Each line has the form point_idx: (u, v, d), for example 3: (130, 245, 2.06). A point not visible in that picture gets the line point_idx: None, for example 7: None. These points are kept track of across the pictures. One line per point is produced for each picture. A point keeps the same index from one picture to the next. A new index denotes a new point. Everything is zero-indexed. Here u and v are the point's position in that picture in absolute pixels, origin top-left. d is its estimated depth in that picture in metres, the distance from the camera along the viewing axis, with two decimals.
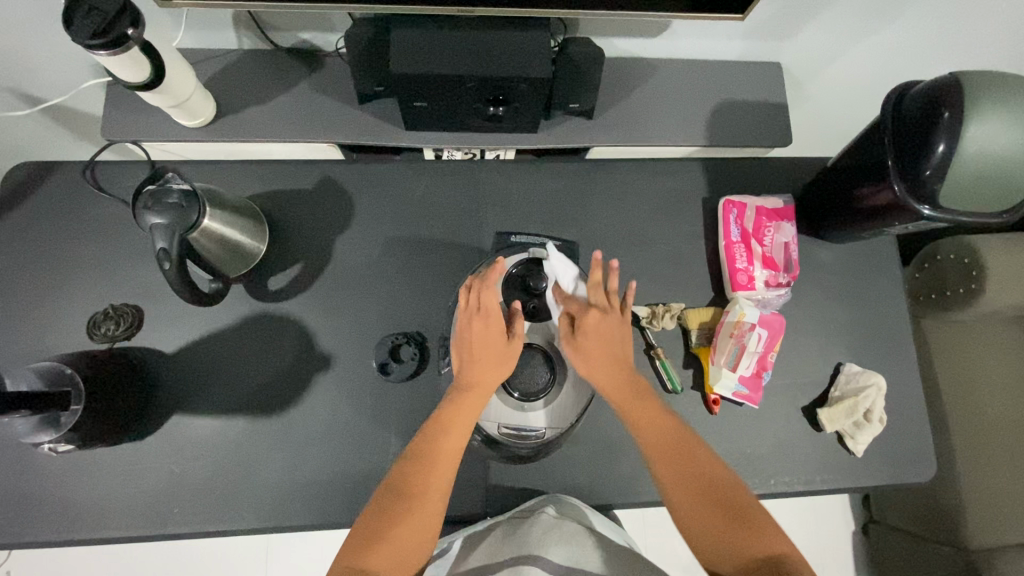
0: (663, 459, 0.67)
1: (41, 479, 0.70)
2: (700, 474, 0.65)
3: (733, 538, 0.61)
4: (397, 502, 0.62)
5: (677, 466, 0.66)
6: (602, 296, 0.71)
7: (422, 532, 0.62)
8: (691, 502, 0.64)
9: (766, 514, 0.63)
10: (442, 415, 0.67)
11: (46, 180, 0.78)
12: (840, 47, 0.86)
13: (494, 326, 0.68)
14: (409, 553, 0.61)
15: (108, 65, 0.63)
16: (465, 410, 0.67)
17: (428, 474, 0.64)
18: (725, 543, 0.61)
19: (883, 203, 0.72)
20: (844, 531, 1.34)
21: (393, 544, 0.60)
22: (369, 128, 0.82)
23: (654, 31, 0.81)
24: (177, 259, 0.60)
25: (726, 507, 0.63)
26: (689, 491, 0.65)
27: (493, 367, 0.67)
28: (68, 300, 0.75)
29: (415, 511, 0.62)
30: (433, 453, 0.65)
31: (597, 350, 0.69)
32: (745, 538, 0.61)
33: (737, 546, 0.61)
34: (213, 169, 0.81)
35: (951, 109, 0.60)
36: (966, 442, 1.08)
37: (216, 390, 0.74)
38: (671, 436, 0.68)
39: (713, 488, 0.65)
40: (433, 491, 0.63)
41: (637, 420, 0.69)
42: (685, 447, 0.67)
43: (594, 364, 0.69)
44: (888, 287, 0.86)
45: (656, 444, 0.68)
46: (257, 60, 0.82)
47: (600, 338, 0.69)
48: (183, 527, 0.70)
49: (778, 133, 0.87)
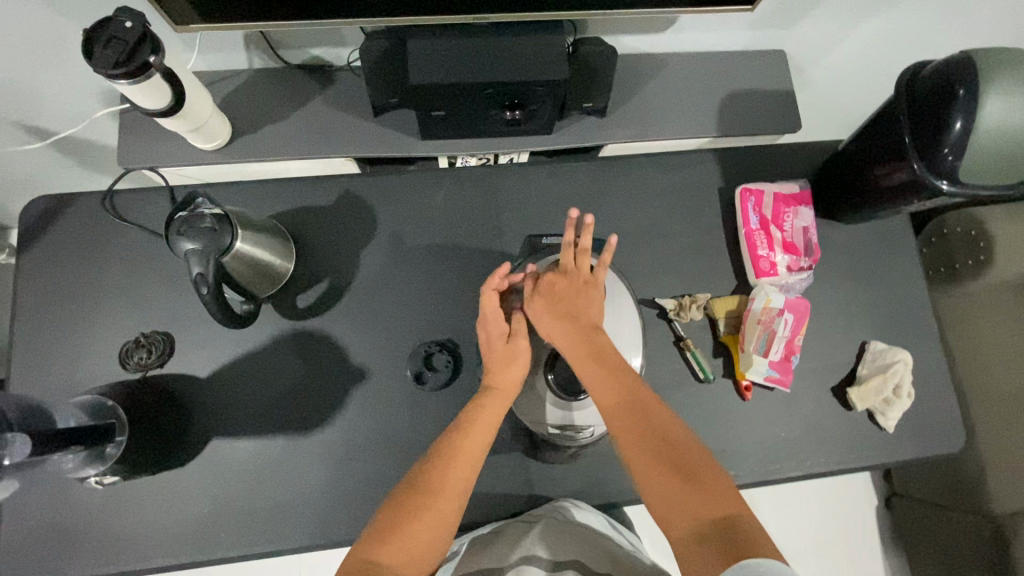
0: (617, 413, 0.63)
1: (83, 513, 0.70)
2: (654, 435, 0.62)
3: (691, 500, 0.58)
4: (413, 498, 0.61)
5: (628, 421, 0.63)
6: (569, 257, 0.71)
7: (436, 529, 0.60)
8: (649, 465, 0.61)
9: (723, 475, 0.60)
10: (463, 416, 0.68)
11: (66, 213, 0.77)
12: (843, 31, 0.87)
13: (496, 330, 0.71)
14: (421, 551, 0.59)
15: (129, 93, 0.63)
16: (490, 409, 0.67)
17: (448, 472, 0.63)
18: (683, 507, 0.58)
19: (900, 182, 0.73)
20: (868, 507, 1.35)
21: (404, 540, 0.58)
22: (386, 140, 0.82)
23: (663, 27, 0.82)
24: (215, 282, 0.60)
25: (682, 467, 0.60)
26: (648, 455, 0.61)
27: (503, 368, 0.69)
28: (97, 332, 0.75)
29: (433, 508, 0.61)
30: (454, 451, 0.65)
31: (560, 310, 0.69)
32: (705, 500, 0.57)
33: (693, 507, 0.57)
34: (233, 191, 0.80)
35: (966, 86, 0.61)
36: (985, 411, 1.10)
37: (253, 412, 0.74)
38: (622, 387, 0.64)
39: (669, 448, 0.61)
40: (452, 489, 0.63)
41: (589, 375, 0.64)
42: (643, 406, 0.64)
43: (552, 323, 0.69)
44: (905, 265, 0.88)
45: (611, 397, 0.63)
46: (269, 79, 0.82)
47: (563, 298, 0.70)
48: (230, 550, 0.70)
49: (788, 119, 0.88)
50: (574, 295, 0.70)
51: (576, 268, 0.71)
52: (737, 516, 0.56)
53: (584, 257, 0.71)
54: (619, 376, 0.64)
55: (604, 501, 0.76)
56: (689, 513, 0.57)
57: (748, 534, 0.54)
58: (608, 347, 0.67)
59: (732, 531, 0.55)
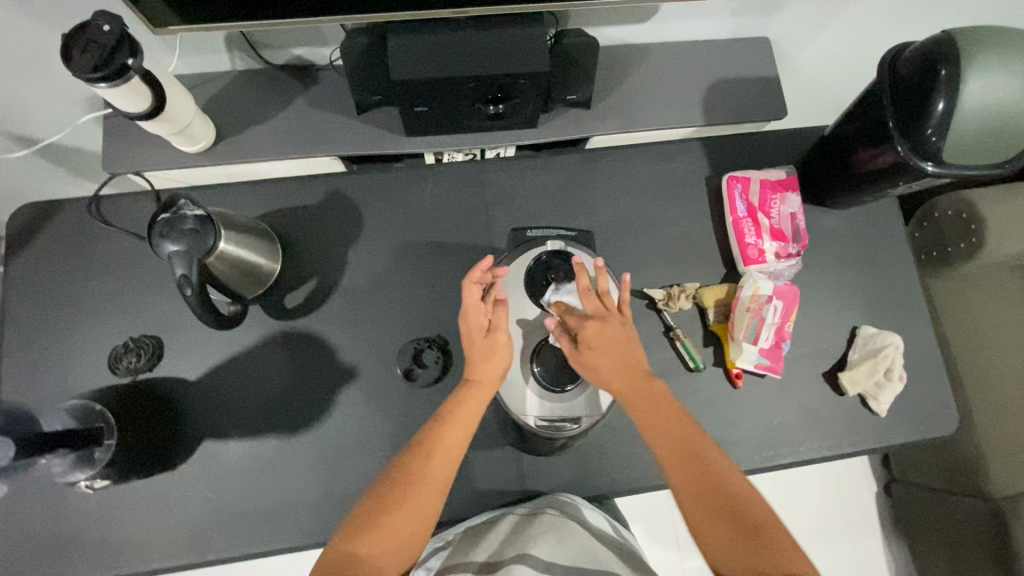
0: (678, 467, 0.65)
1: (77, 518, 0.70)
2: (716, 489, 0.63)
3: (749, 556, 0.59)
4: (394, 488, 0.62)
5: (688, 476, 0.64)
6: (596, 303, 0.70)
7: (414, 519, 0.62)
8: (708, 518, 0.62)
9: (785, 531, 0.60)
10: (444, 408, 0.68)
11: (52, 220, 0.77)
12: (826, 16, 0.87)
13: (474, 326, 0.69)
14: (401, 542, 0.61)
15: (109, 97, 0.63)
16: (471, 400, 0.67)
17: (428, 463, 0.64)
18: (741, 563, 0.59)
19: (884, 165, 0.73)
20: (868, 494, 1.35)
21: (383, 530, 0.60)
22: (370, 137, 0.82)
23: (644, 16, 0.82)
24: (198, 284, 0.60)
25: (743, 523, 0.61)
26: (703, 506, 0.62)
27: (488, 362, 0.68)
28: (86, 338, 0.75)
29: (412, 498, 0.62)
30: (434, 443, 0.65)
31: (605, 362, 0.67)
32: (758, 555, 0.58)
33: (755, 564, 0.58)
34: (219, 193, 0.80)
35: (947, 67, 0.61)
36: (981, 394, 1.10)
37: (245, 413, 0.74)
38: (682, 442, 0.66)
39: (732, 503, 0.62)
40: (431, 481, 0.63)
41: (652, 431, 0.67)
42: (698, 454, 0.65)
43: (604, 371, 0.67)
44: (895, 248, 0.88)
45: (671, 448, 0.66)
46: (252, 81, 0.81)
47: (605, 348, 0.68)
48: (225, 552, 0.70)
49: (773, 106, 0.88)
50: (613, 342, 0.68)
51: (609, 313, 0.70)
52: (795, 570, 0.57)
53: (611, 299, 0.70)
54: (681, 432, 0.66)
55: (599, 492, 0.75)
56: (752, 571, 0.58)
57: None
58: (662, 398, 0.68)
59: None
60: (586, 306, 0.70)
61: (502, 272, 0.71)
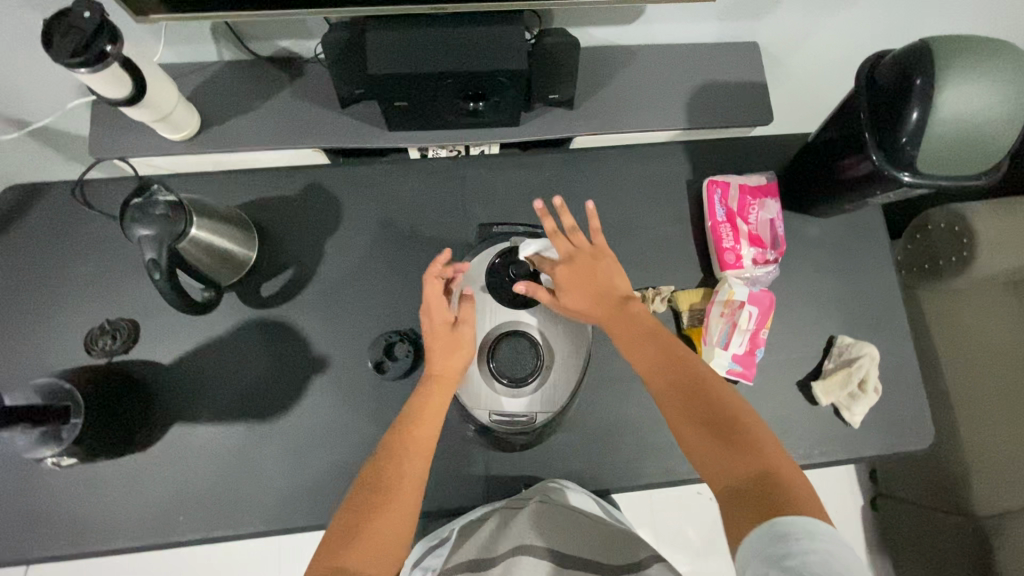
0: (656, 377, 0.66)
1: (48, 494, 0.71)
2: (693, 391, 0.63)
3: (729, 457, 0.58)
4: (373, 496, 0.61)
5: (668, 384, 0.64)
6: (566, 243, 0.73)
7: (401, 521, 0.60)
8: (688, 422, 0.61)
9: (765, 432, 0.59)
10: (413, 407, 0.68)
11: (37, 202, 0.79)
12: (815, 22, 0.86)
13: (439, 320, 0.70)
14: (389, 546, 0.59)
15: (89, 82, 0.64)
16: (436, 399, 0.68)
17: (402, 467, 0.63)
18: (721, 463, 0.58)
19: (862, 174, 0.73)
20: (853, 507, 1.34)
21: (370, 539, 0.58)
22: (352, 130, 0.83)
23: (629, 18, 0.82)
24: (168, 268, 0.61)
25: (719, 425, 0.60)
26: (685, 413, 0.62)
27: (451, 355, 0.69)
28: (65, 318, 0.76)
29: (392, 502, 0.61)
30: (405, 446, 0.65)
31: (581, 292, 0.70)
32: (739, 455, 0.57)
33: (732, 460, 0.57)
34: (201, 181, 0.82)
35: (922, 76, 0.61)
36: (968, 410, 1.08)
37: (216, 398, 0.75)
38: (658, 351, 0.67)
39: (708, 404, 0.62)
40: (410, 482, 0.63)
41: (627, 345, 0.68)
42: (677, 363, 0.65)
43: (579, 299, 0.70)
44: (877, 258, 0.87)
45: (647, 360, 0.67)
46: (238, 71, 0.83)
47: (580, 280, 0.71)
48: (189, 534, 0.71)
49: (758, 112, 0.88)
50: (584, 274, 0.72)
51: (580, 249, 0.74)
52: (780, 471, 0.55)
53: (578, 234, 0.74)
54: (657, 346, 0.67)
55: None
56: (730, 468, 0.57)
57: (784, 493, 0.53)
58: (640, 320, 0.70)
59: (765, 482, 0.54)
60: (558, 249, 0.73)
61: (461, 267, 0.73)
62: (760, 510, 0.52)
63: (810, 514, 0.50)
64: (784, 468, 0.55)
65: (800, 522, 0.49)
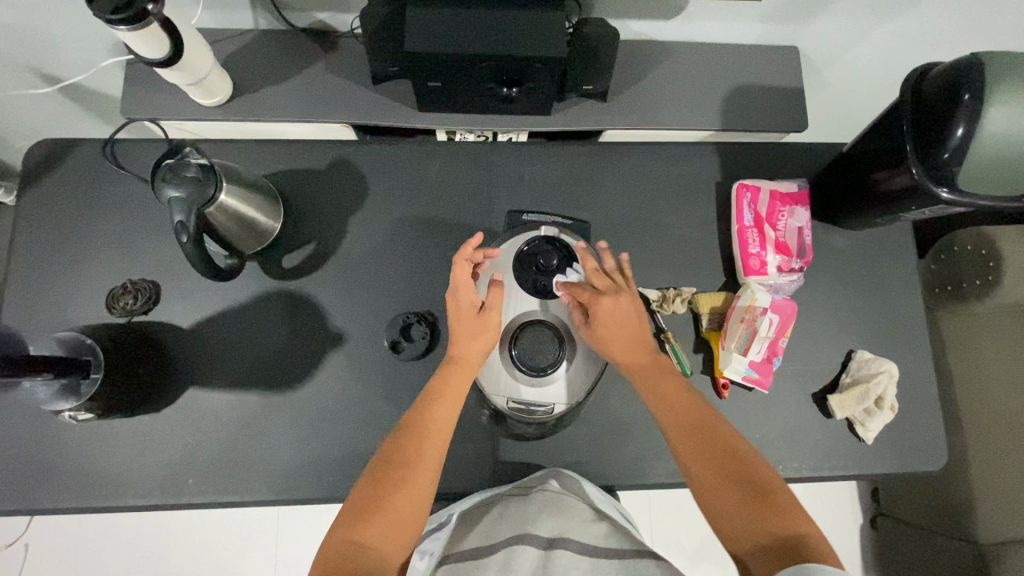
0: (679, 432, 0.66)
1: (62, 446, 0.72)
2: (719, 449, 0.64)
3: (757, 514, 0.58)
4: (390, 472, 0.62)
5: (698, 443, 0.64)
6: (607, 279, 0.73)
7: (418, 499, 0.62)
8: (716, 479, 0.62)
9: (787, 492, 0.61)
10: (433, 388, 0.68)
11: (66, 158, 0.79)
12: (860, 30, 0.84)
13: (465, 304, 0.71)
14: (405, 524, 0.60)
15: (129, 41, 0.64)
16: (457, 380, 0.68)
17: (420, 446, 0.64)
18: (747, 519, 0.59)
19: (897, 187, 0.71)
20: (852, 524, 1.33)
21: (387, 517, 0.59)
22: (383, 109, 0.82)
23: (671, 14, 0.80)
24: (195, 232, 0.61)
25: (745, 481, 0.61)
26: (712, 470, 0.62)
27: (474, 341, 0.70)
28: (88, 275, 0.77)
29: (408, 480, 0.62)
30: (424, 426, 0.65)
31: (617, 334, 0.71)
32: (769, 510, 0.59)
33: (757, 516, 0.58)
34: (230, 148, 0.82)
35: (971, 91, 0.59)
36: (981, 436, 1.07)
37: (231, 365, 0.76)
38: (687, 405, 0.67)
39: (733, 462, 0.63)
40: (427, 460, 0.63)
41: (653, 392, 0.69)
42: (706, 423, 0.66)
43: (618, 346, 0.71)
44: (903, 275, 0.86)
45: (672, 413, 0.67)
46: (273, 41, 0.82)
47: (618, 323, 0.71)
48: (197, 497, 0.72)
49: (794, 118, 0.86)
50: (622, 314, 0.71)
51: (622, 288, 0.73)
52: (805, 532, 0.57)
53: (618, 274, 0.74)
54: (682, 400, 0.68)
55: None
56: (755, 525, 0.58)
57: (813, 550, 0.55)
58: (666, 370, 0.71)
59: (791, 541, 0.56)
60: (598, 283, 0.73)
61: (493, 252, 0.73)
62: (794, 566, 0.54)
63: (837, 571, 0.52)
64: (806, 527, 0.57)
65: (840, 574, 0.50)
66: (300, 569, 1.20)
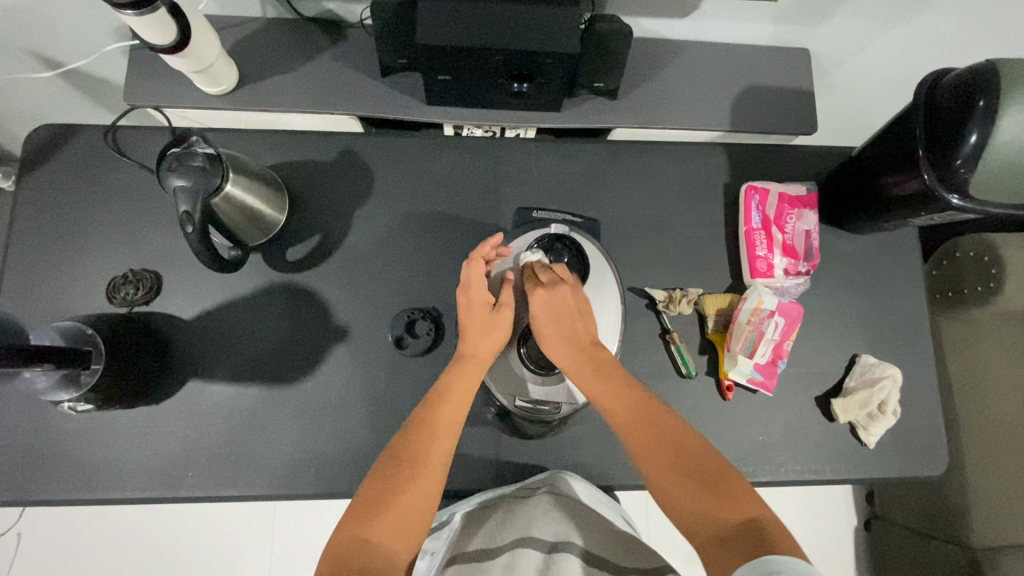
0: (629, 425, 0.65)
1: (59, 437, 0.71)
2: (670, 442, 0.62)
3: (713, 506, 0.57)
4: (400, 470, 0.61)
5: (648, 439, 0.63)
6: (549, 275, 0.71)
7: (427, 497, 0.61)
8: (670, 473, 0.61)
9: (744, 482, 0.59)
10: (443, 385, 0.67)
11: (67, 144, 0.78)
12: (872, 34, 0.84)
13: (478, 300, 0.70)
14: (413, 522, 0.59)
15: (134, 25, 0.62)
16: (468, 378, 0.68)
17: (430, 444, 0.63)
18: (703, 514, 0.57)
19: (907, 193, 0.71)
20: (846, 526, 1.33)
21: (396, 515, 0.59)
22: (392, 101, 0.81)
23: (684, 12, 0.80)
24: (200, 222, 0.60)
25: (698, 474, 0.60)
26: (666, 464, 0.61)
27: (488, 338, 0.69)
28: (88, 264, 0.76)
29: (418, 479, 0.61)
30: (435, 423, 0.65)
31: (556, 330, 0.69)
32: (723, 501, 0.57)
33: (712, 508, 0.57)
34: (235, 138, 0.80)
35: (986, 97, 0.58)
36: (978, 442, 1.07)
37: (233, 358, 0.75)
38: (634, 398, 0.66)
39: (684, 454, 0.61)
40: (437, 458, 0.63)
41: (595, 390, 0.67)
42: (653, 418, 0.64)
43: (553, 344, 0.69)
44: (907, 280, 0.86)
45: (618, 407, 0.66)
46: (281, 30, 0.81)
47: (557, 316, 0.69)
48: (197, 490, 0.71)
49: (804, 121, 0.86)
50: (563, 309, 0.69)
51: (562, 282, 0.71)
52: (764, 522, 0.56)
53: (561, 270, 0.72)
54: (629, 395, 0.66)
55: None
56: (710, 517, 0.57)
57: (770, 538, 0.54)
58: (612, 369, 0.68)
59: (750, 533, 0.55)
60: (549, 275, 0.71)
61: (505, 250, 0.73)
62: (753, 560, 0.52)
63: (794, 559, 0.51)
64: (763, 517, 0.56)
65: (791, 563, 0.49)
66: (294, 563, 1.19)
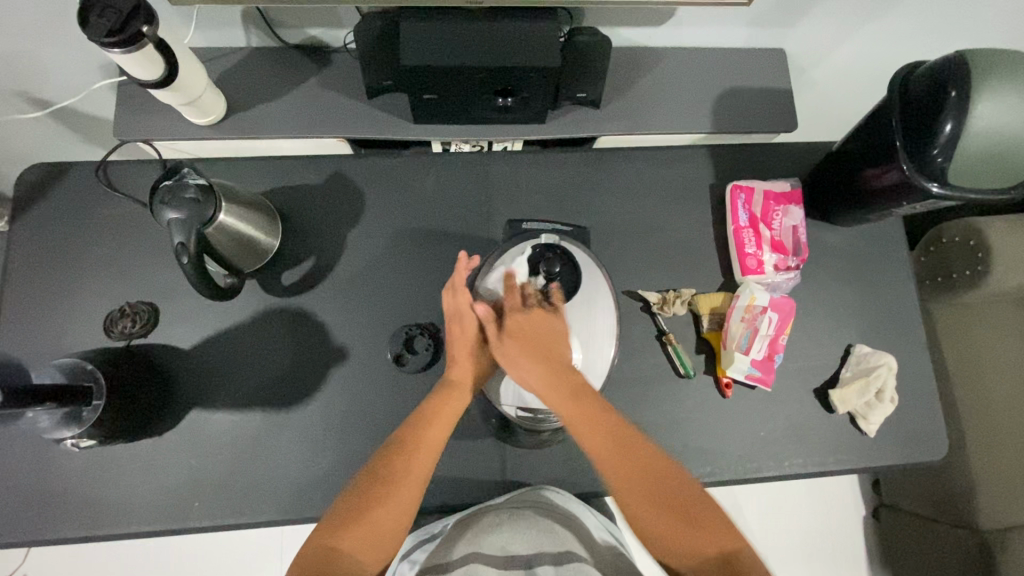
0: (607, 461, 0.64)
1: (63, 475, 0.71)
2: (640, 470, 0.63)
3: (686, 539, 0.59)
4: (375, 487, 0.62)
5: (650, 508, 0.62)
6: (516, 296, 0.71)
7: (400, 514, 0.62)
8: (649, 514, 0.61)
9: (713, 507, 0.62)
10: (427, 407, 0.68)
11: (59, 183, 0.79)
12: (843, 32, 0.87)
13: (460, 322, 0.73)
14: (385, 533, 0.61)
15: (122, 63, 0.64)
16: (450, 403, 0.69)
17: (409, 463, 0.64)
18: (680, 550, 0.60)
19: (890, 183, 0.72)
20: (855, 516, 1.34)
21: (368, 527, 0.60)
22: (378, 121, 0.82)
23: (660, 21, 0.82)
24: (195, 252, 0.61)
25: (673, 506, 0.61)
26: (639, 495, 0.62)
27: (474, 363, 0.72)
28: (85, 299, 0.76)
29: (395, 495, 0.62)
30: (416, 442, 0.66)
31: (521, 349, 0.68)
32: (702, 537, 0.59)
33: (684, 540, 0.60)
34: (227, 167, 0.82)
35: (959, 88, 0.60)
36: (977, 423, 1.08)
37: (234, 385, 0.75)
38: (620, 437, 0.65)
39: (658, 483, 0.63)
40: (413, 478, 0.64)
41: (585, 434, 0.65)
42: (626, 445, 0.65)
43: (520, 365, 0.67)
44: (896, 268, 0.87)
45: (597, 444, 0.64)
46: (266, 59, 0.82)
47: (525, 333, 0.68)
48: (203, 520, 0.71)
49: (783, 118, 0.88)
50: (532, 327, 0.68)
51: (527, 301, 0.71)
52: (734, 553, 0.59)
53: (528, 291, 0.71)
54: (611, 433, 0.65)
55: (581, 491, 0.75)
56: (683, 550, 0.60)
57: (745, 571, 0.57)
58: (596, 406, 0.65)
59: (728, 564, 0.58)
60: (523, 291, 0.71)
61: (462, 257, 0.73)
62: None
63: None
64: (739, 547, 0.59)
65: None
66: None
